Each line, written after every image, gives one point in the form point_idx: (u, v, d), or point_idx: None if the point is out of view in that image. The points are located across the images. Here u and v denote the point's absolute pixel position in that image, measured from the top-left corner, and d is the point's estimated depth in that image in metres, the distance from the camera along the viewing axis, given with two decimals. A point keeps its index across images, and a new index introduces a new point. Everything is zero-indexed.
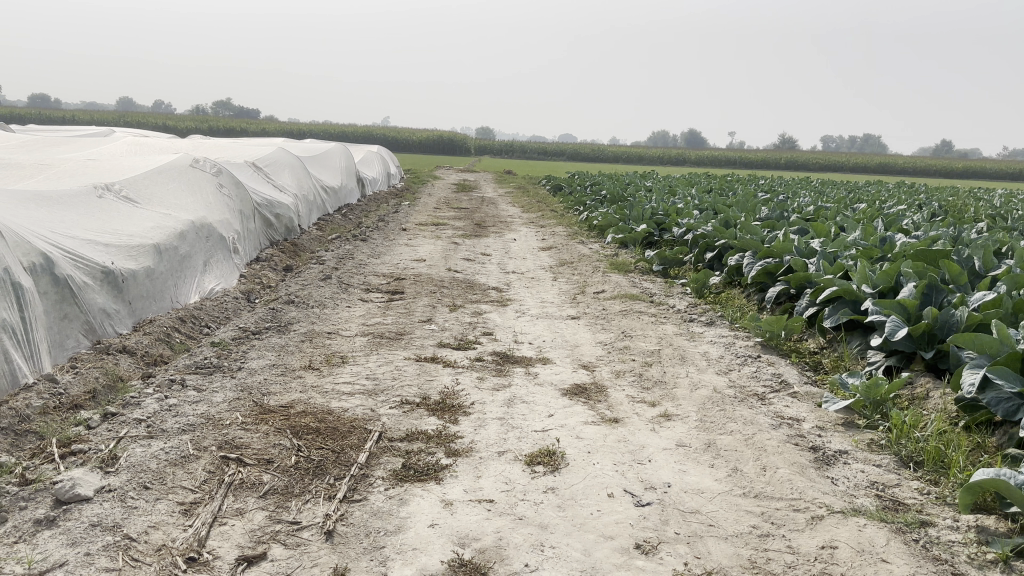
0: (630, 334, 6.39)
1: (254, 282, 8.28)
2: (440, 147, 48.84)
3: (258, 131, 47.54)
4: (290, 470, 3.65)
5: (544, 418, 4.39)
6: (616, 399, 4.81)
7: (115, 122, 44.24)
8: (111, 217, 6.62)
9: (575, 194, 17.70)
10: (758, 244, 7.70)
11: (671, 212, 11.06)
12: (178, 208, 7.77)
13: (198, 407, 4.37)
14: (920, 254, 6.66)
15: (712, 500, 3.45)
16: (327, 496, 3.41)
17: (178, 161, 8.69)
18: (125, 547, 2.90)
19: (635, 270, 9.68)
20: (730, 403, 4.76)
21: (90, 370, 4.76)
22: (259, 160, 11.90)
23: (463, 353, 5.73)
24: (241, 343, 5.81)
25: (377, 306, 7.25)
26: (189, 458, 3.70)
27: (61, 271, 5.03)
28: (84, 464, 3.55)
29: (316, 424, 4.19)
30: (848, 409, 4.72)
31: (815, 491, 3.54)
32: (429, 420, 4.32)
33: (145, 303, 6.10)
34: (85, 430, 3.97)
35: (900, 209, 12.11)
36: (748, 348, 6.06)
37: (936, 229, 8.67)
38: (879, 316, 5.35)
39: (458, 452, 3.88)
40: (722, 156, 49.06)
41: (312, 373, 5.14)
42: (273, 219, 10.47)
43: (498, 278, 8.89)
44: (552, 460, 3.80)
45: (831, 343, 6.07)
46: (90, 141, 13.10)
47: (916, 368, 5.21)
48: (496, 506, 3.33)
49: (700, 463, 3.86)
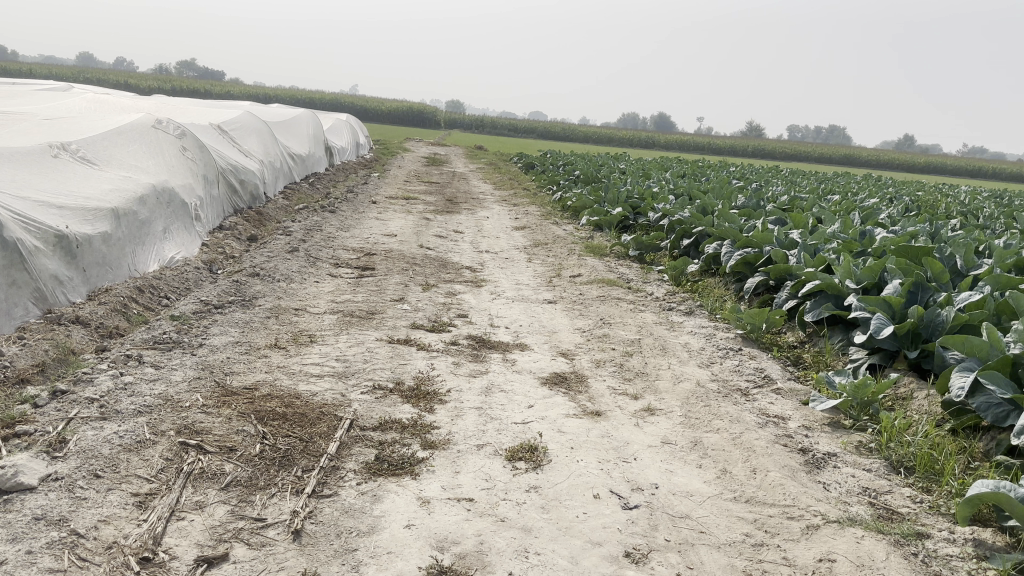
0: (608, 322, 6.21)
1: (217, 251, 7.93)
2: (410, 118, 48.12)
3: (221, 93, 46.44)
4: (254, 460, 3.40)
5: (523, 409, 4.20)
6: (597, 390, 4.64)
7: (74, 79, 42.73)
8: (65, 178, 6.25)
9: (547, 173, 17.43)
10: (737, 233, 7.55)
11: (647, 196, 10.90)
12: (137, 171, 7.39)
13: (155, 387, 4.09)
14: (902, 251, 6.53)
15: (702, 504, 3.29)
16: (294, 491, 3.18)
17: (140, 121, 8.27)
18: (71, 544, 2.64)
19: (610, 253, 9.51)
20: (715, 398, 4.61)
21: (39, 342, 4.44)
22: (225, 123, 11.44)
23: (438, 336, 5.50)
24: (203, 317, 5.51)
25: (346, 282, 6.98)
26: (145, 443, 3.43)
27: (9, 234, 4.70)
28: (29, 448, 3.26)
29: (283, 409, 3.94)
30: (834, 409, 4.59)
31: (808, 498, 3.39)
32: (403, 409, 4.10)
33: (101, 271, 5.76)
34: (31, 409, 3.66)
35: (873, 202, 12.10)
36: (729, 340, 5.91)
37: (912, 225, 8.59)
38: (863, 313, 5.22)
39: (434, 445, 3.67)
40: (692, 140, 49.07)
41: (279, 352, 4.88)
42: (238, 185, 10.07)
43: (471, 257, 8.65)
44: (534, 456, 3.61)
45: (811, 338, 5.94)
46: (47, 95, 12.51)
47: (900, 367, 5.09)
48: (476, 506, 3.13)
49: (687, 463, 3.69)
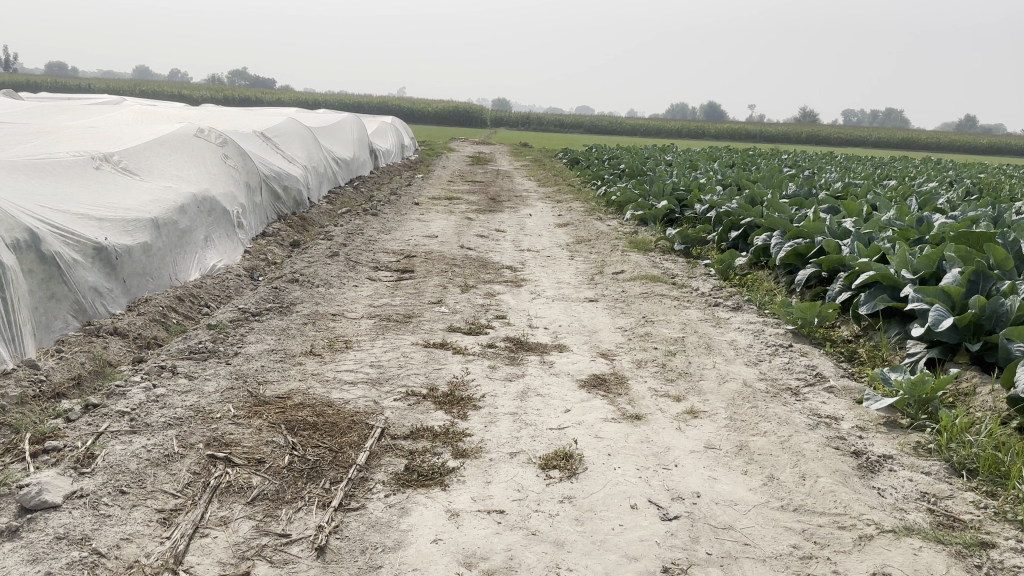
0: (651, 320, 6.03)
1: (258, 258, 7.96)
2: (455, 119, 48.27)
3: (271, 100, 47.19)
4: (282, 472, 3.33)
5: (560, 414, 4.06)
6: (637, 392, 4.47)
7: (129, 92, 43.92)
8: (107, 191, 6.31)
9: (592, 168, 17.23)
10: (787, 223, 7.27)
11: (693, 187, 10.63)
12: (178, 180, 7.45)
13: (187, 398, 4.06)
14: (962, 238, 6.19)
15: (746, 514, 3.10)
16: (320, 504, 3.09)
17: (182, 131, 8.35)
18: (91, 565, 2.59)
19: (655, 248, 9.29)
20: (762, 398, 4.40)
21: (76, 355, 4.46)
22: (268, 130, 11.54)
23: (475, 338, 5.40)
24: (240, 326, 5.49)
25: (385, 285, 6.92)
26: (173, 457, 3.39)
27: (48, 248, 4.73)
28: (57, 464, 3.25)
29: (314, 419, 3.86)
30: (891, 408, 4.34)
31: (861, 506, 3.18)
32: (436, 416, 3.99)
33: (141, 281, 5.80)
34: (63, 424, 3.66)
35: (932, 187, 11.61)
36: (777, 336, 5.67)
37: (972, 209, 8.20)
38: (921, 304, 4.95)
39: (466, 453, 3.56)
40: (742, 129, 48.19)
41: (313, 359, 4.83)
42: (281, 191, 10.12)
43: (512, 256, 8.53)
44: (569, 464, 3.46)
45: (866, 332, 5.66)
46: (98, 109, 12.78)
47: (961, 362, 4.80)
48: (507, 518, 3.01)
49: (732, 469, 3.50)
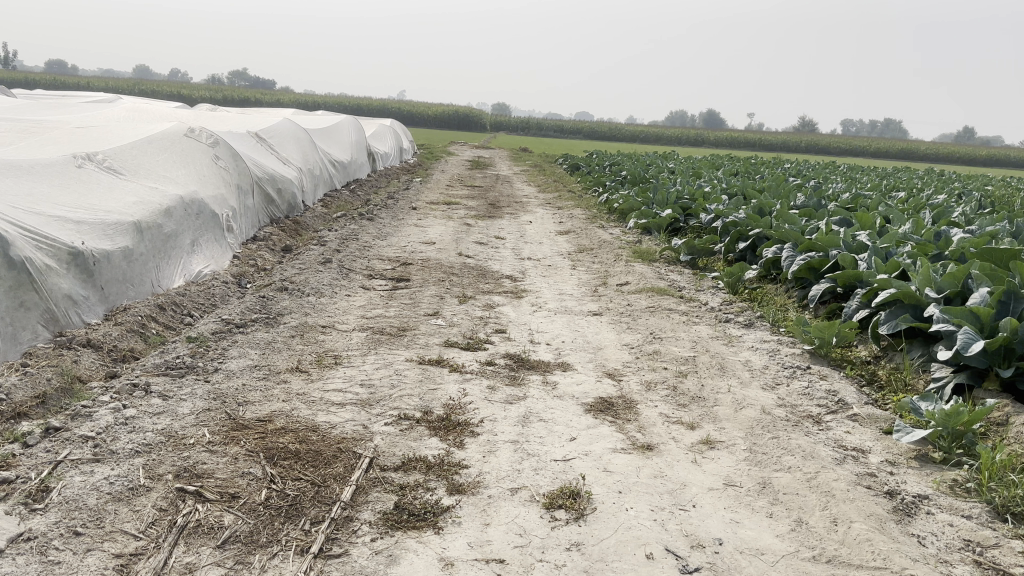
0: (659, 337, 5.70)
1: (247, 263, 7.63)
2: (455, 122, 47.97)
3: (269, 100, 46.89)
4: (258, 510, 3.00)
5: (564, 443, 3.73)
6: (648, 419, 4.14)
7: (127, 90, 43.58)
8: (89, 192, 5.98)
9: (594, 174, 16.92)
10: (799, 235, 6.95)
11: (699, 197, 10.31)
12: (165, 181, 7.12)
13: (159, 421, 3.73)
14: (985, 254, 5.86)
15: (775, 565, 2.78)
16: (299, 549, 2.76)
17: (171, 130, 8.03)
18: None
19: (660, 258, 8.96)
20: (783, 428, 4.07)
21: (42, 370, 4.12)
22: (262, 131, 11.20)
23: (472, 354, 5.07)
24: (223, 338, 5.15)
25: (380, 295, 6.59)
26: (138, 491, 3.06)
27: (17, 254, 4.39)
28: (6, 499, 2.92)
29: (296, 446, 3.53)
30: (922, 439, 4.00)
31: (902, 558, 2.86)
32: (430, 444, 3.66)
33: (121, 288, 5.46)
34: (19, 450, 3.32)
35: (943, 199, 11.28)
36: (794, 357, 5.34)
37: (990, 223, 7.88)
38: (948, 326, 4.62)
39: (462, 489, 3.23)
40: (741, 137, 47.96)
41: (299, 377, 4.49)
42: (274, 194, 9.79)
43: (512, 265, 8.21)
44: (576, 504, 3.14)
45: (886, 353, 5.32)
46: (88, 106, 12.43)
47: (991, 388, 4.46)
48: (508, 569, 2.68)
49: (756, 511, 3.18)
